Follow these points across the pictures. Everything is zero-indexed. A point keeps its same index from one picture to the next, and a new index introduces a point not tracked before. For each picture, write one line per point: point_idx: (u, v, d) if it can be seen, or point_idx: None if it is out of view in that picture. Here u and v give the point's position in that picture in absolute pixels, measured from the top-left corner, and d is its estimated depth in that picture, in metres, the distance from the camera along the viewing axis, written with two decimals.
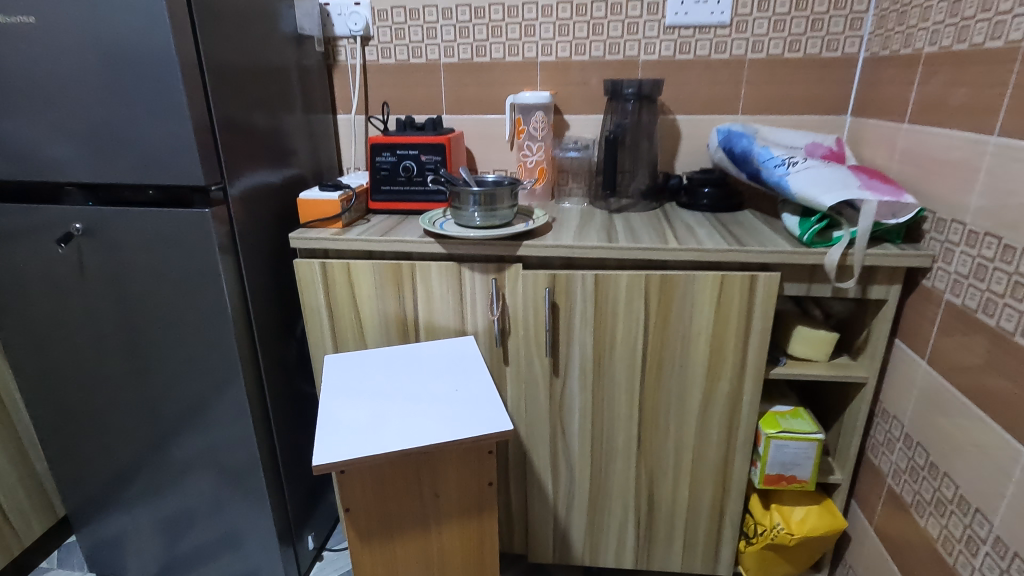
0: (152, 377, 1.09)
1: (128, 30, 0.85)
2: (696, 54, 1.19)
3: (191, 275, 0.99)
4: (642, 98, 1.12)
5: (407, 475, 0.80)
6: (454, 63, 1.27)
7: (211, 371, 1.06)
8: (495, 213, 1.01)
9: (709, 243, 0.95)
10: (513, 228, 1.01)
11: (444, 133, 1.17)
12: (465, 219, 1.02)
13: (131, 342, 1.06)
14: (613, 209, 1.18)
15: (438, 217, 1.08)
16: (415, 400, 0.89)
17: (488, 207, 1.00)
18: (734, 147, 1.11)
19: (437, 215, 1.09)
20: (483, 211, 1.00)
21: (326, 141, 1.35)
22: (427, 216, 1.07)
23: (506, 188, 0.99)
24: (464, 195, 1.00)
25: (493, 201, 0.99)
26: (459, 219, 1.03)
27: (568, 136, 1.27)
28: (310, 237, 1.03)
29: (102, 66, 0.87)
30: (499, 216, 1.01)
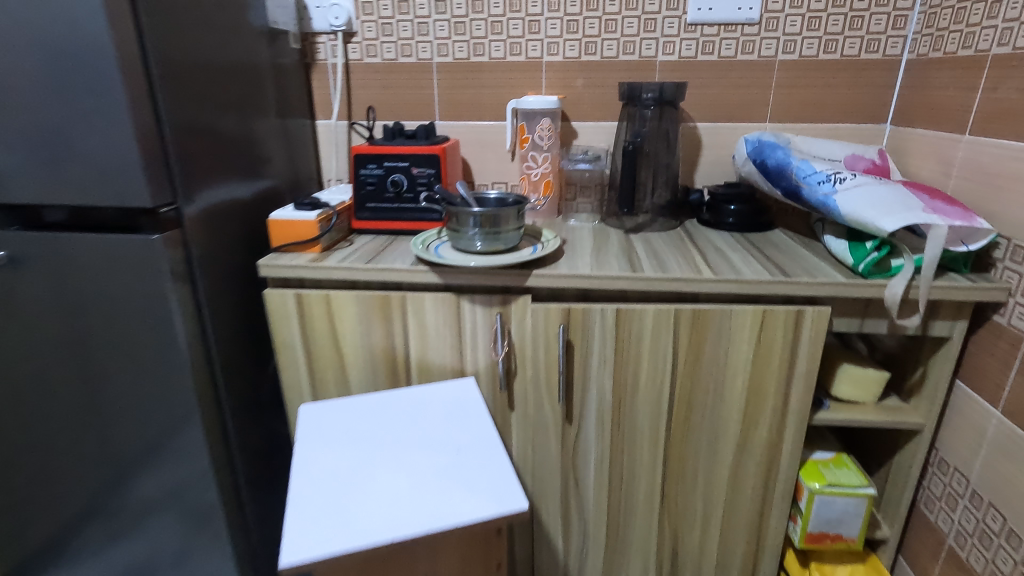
0: (94, 429, 0.92)
1: (52, 17, 0.69)
2: (721, 54, 1.06)
3: (138, 310, 0.83)
4: (663, 104, 0.99)
5: (399, 562, 0.66)
6: (449, 62, 1.13)
7: (164, 418, 0.90)
8: (499, 238, 0.87)
9: (749, 272, 0.82)
10: (520, 254, 0.87)
11: (438, 142, 1.03)
12: (464, 243, 0.88)
13: (66, 389, 0.89)
14: (629, 229, 1.05)
15: (431, 240, 0.94)
16: (404, 457, 0.75)
17: (491, 231, 0.86)
18: (767, 159, 0.98)
19: (431, 237, 0.95)
20: (486, 235, 0.86)
21: (304, 150, 1.20)
22: (419, 239, 0.93)
23: (512, 209, 0.85)
24: (463, 216, 0.86)
25: (497, 223, 0.86)
26: (456, 243, 0.89)
27: (576, 146, 1.14)
28: (282, 264, 0.89)
29: (23, 62, 0.71)
30: (504, 240, 0.88)
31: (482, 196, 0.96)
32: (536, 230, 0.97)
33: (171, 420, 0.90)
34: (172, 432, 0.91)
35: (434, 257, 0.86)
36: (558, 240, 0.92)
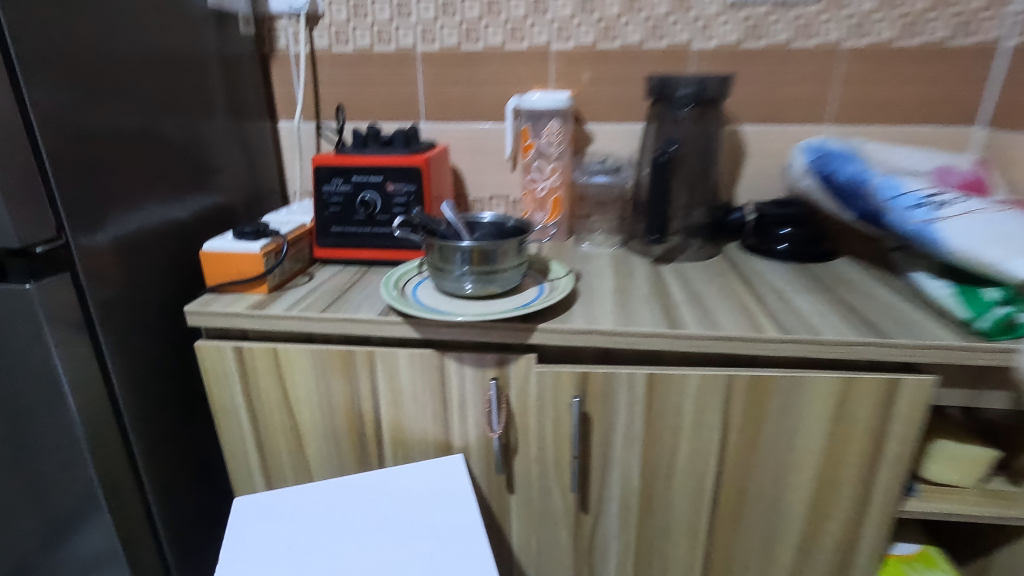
0: None
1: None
2: (772, 40, 0.85)
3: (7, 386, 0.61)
4: (703, 103, 0.79)
5: None
6: (435, 51, 0.92)
7: (43, 525, 0.67)
8: (496, 278, 0.67)
9: (826, 328, 0.62)
10: (523, 302, 0.67)
11: (420, 151, 0.82)
12: (450, 285, 0.68)
13: None
14: (657, 258, 0.85)
15: (410, 279, 0.74)
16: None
17: (485, 268, 0.66)
18: (835, 172, 0.77)
19: (410, 274, 0.76)
20: (478, 274, 0.66)
21: (264, 157, 1.00)
22: (394, 278, 0.74)
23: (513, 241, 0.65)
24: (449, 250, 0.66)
25: (492, 260, 0.66)
26: (440, 285, 0.69)
27: (591, 153, 0.93)
28: (216, 311, 0.69)
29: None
30: (501, 282, 0.68)
31: (473, 221, 0.76)
32: (542, 264, 0.77)
33: (53, 530, 0.67)
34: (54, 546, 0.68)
35: (411, 305, 0.66)
36: (573, 278, 0.72)
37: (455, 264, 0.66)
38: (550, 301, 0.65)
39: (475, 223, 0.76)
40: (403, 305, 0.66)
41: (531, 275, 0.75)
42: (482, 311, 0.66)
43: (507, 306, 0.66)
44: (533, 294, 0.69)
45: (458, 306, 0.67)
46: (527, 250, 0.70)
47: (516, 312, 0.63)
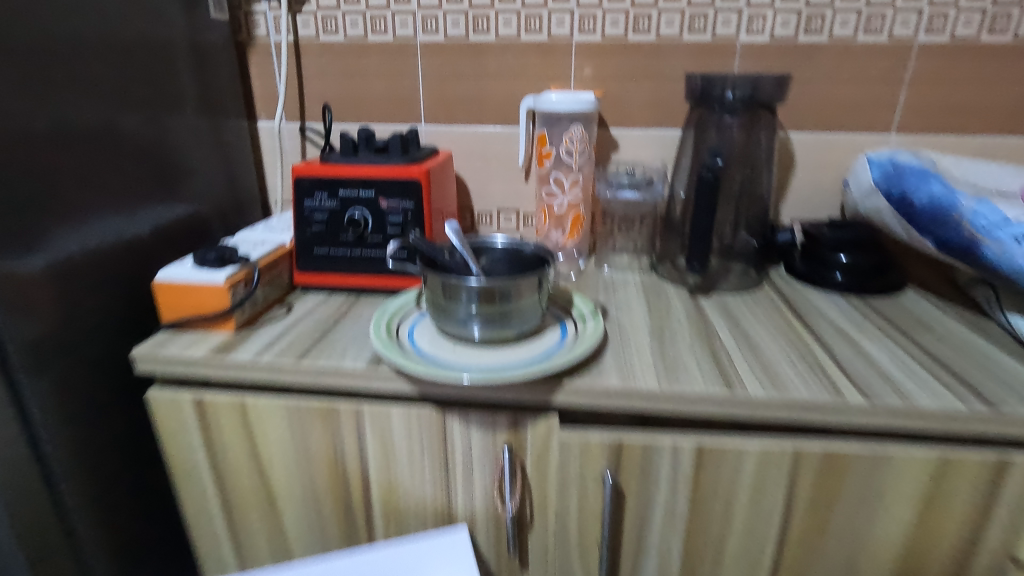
0: None
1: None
2: (833, 34, 0.73)
3: None
4: (754, 108, 0.66)
5: None
6: (438, 42, 0.80)
7: None
8: (509, 321, 0.55)
9: (919, 393, 0.51)
10: (542, 352, 0.55)
11: (420, 160, 0.70)
12: (453, 329, 0.57)
13: None
14: (694, 288, 0.73)
15: (408, 318, 0.63)
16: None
17: (496, 310, 0.55)
18: (910, 194, 0.65)
19: (408, 312, 0.64)
20: (488, 317, 0.55)
21: (244, 160, 0.88)
22: (389, 316, 0.62)
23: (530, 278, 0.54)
24: (453, 287, 0.54)
25: (505, 300, 0.54)
26: (443, 327, 0.58)
27: (616, 163, 0.81)
28: (170, 357, 0.57)
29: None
30: (516, 326, 0.56)
31: (482, 246, 0.64)
32: (565, 300, 0.65)
33: None
34: None
35: (406, 354, 0.54)
36: (602, 318, 0.60)
37: (459, 304, 0.55)
38: (577, 353, 0.53)
39: (483, 249, 0.64)
40: (395, 353, 0.54)
41: (552, 313, 0.63)
42: (493, 363, 0.54)
43: (523, 357, 0.55)
44: (555, 341, 0.57)
45: (464, 356, 0.55)
46: (548, 285, 0.58)
47: (534, 369, 0.51)
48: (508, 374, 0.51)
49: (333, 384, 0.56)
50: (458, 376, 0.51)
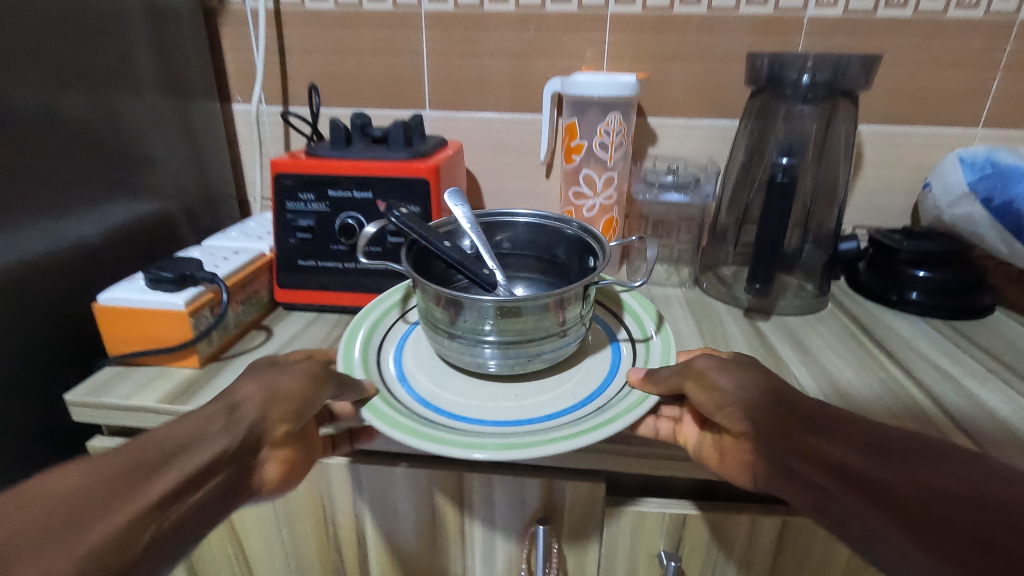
0: None
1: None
2: (919, 8, 0.61)
3: None
4: (833, 95, 0.55)
5: None
6: (446, 12, 0.67)
7: None
8: (535, 346, 0.43)
9: None
10: (583, 406, 0.42)
11: (426, 154, 0.58)
12: (457, 355, 0.44)
13: None
14: (749, 308, 0.62)
15: (391, 340, 0.50)
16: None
17: (521, 334, 0.41)
18: (1017, 202, 0.55)
19: (393, 332, 0.51)
20: (507, 342, 0.42)
21: (216, 149, 0.75)
22: (371, 334, 0.49)
23: (571, 289, 0.40)
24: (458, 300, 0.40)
25: (535, 318, 0.41)
26: (439, 345, 0.45)
27: (654, 159, 0.69)
28: (114, 404, 0.45)
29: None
30: (546, 349, 0.43)
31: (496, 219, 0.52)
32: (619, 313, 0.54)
33: None
34: None
35: (391, 404, 0.40)
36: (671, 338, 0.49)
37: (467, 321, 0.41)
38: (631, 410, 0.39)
39: (499, 222, 0.52)
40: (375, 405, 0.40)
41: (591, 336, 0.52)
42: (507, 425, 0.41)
43: (553, 417, 0.41)
44: (594, 388, 0.44)
45: (469, 409, 0.43)
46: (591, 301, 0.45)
47: (569, 437, 0.37)
48: (532, 442, 0.37)
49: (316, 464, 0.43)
50: (463, 443, 0.37)
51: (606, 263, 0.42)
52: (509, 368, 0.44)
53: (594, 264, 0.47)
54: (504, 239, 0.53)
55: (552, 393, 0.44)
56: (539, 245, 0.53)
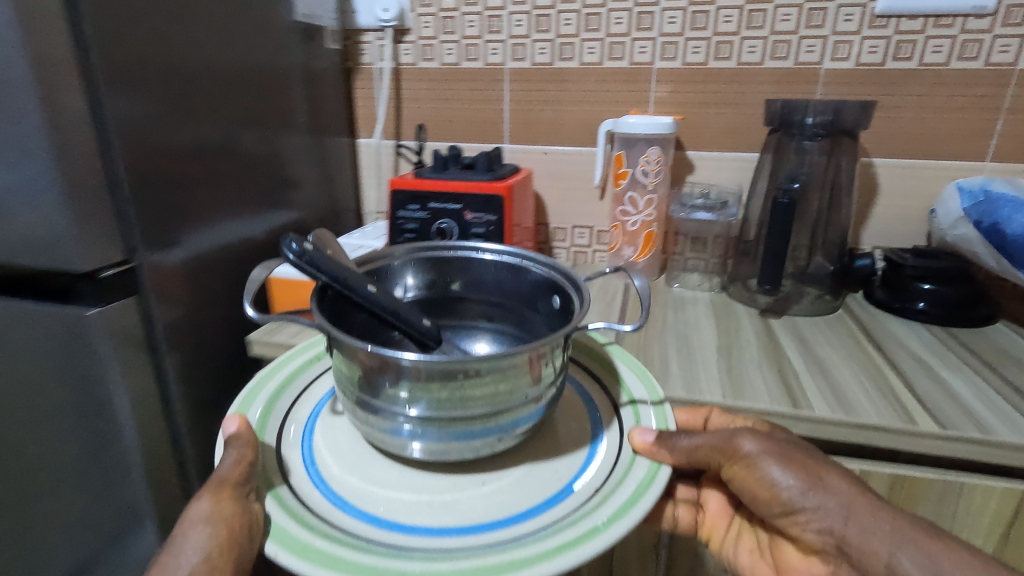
0: (24, 542, 0.70)
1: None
2: (923, 60, 0.72)
3: (69, 403, 0.60)
4: (836, 133, 0.67)
5: None
6: (525, 68, 0.85)
7: (94, 537, 0.66)
8: (500, 419, 0.40)
9: (998, 423, 0.49)
10: (556, 517, 0.39)
11: (503, 177, 0.76)
12: (377, 432, 0.42)
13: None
14: (765, 309, 0.73)
15: (292, 424, 0.49)
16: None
17: (483, 406, 0.39)
18: (1003, 224, 0.64)
19: (295, 415, 0.50)
20: (452, 419, 0.39)
21: (343, 173, 0.97)
22: (272, 422, 0.48)
23: (557, 334, 0.37)
24: (384, 369, 0.37)
25: (499, 384, 0.38)
26: (352, 414, 0.43)
27: (690, 185, 0.83)
28: (280, 344, 0.65)
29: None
30: (508, 425, 0.41)
31: (453, 257, 0.54)
32: (608, 380, 0.53)
33: (103, 542, 0.66)
34: (101, 560, 0.67)
35: (302, 524, 0.37)
36: (663, 402, 0.49)
37: (390, 390, 0.38)
38: (622, 519, 0.37)
39: (466, 258, 0.53)
40: (285, 533, 0.36)
41: (558, 423, 0.49)
42: (461, 538, 0.38)
43: (521, 529, 0.38)
44: (555, 497, 0.41)
45: (400, 513, 0.40)
46: (563, 366, 0.43)
47: (551, 555, 0.34)
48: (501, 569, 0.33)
49: None
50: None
51: (583, 311, 0.40)
52: (435, 454, 0.41)
53: (560, 302, 0.48)
54: (469, 277, 0.54)
55: (508, 499, 0.41)
56: (504, 285, 0.54)
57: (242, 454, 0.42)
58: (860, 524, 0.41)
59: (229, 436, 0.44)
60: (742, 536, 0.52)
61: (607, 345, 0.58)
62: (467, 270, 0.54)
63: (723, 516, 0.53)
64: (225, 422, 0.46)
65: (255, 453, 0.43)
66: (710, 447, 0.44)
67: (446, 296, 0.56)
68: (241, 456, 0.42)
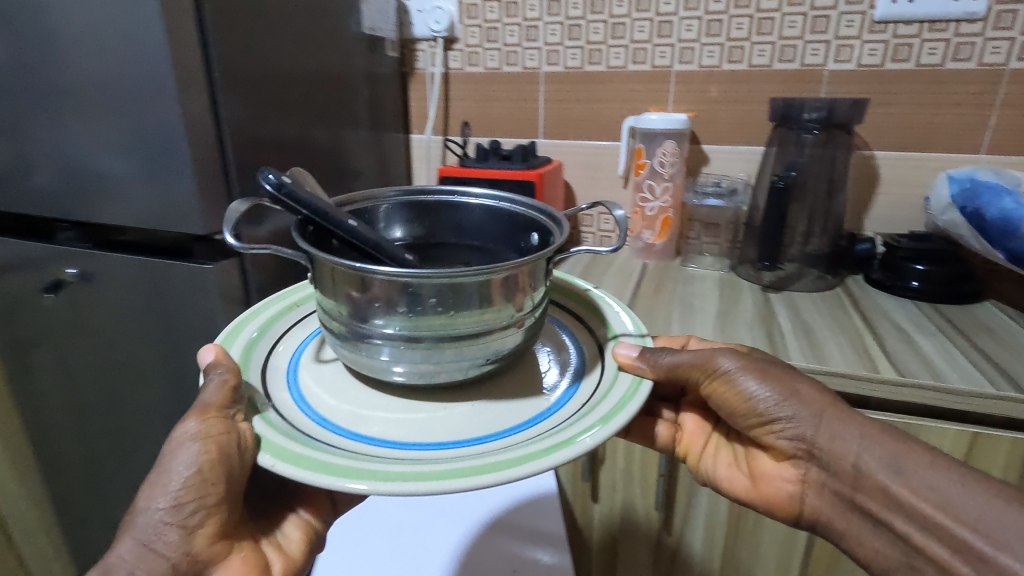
0: None
1: (113, 17, 0.61)
2: (920, 62, 0.79)
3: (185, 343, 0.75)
4: (831, 127, 0.76)
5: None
6: (558, 72, 0.97)
7: None
8: (488, 342, 0.44)
9: (952, 374, 0.58)
10: (539, 435, 0.41)
11: (535, 166, 0.87)
12: (367, 361, 0.45)
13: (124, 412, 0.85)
14: (767, 285, 0.82)
15: (276, 358, 0.52)
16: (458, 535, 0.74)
17: (469, 328, 0.43)
18: (983, 209, 0.70)
19: (277, 359, 0.52)
20: (441, 341, 0.42)
21: (397, 165, 1.10)
22: (256, 357, 0.51)
23: (537, 254, 0.41)
24: (377, 293, 0.41)
25: (485, 306, 0.42)
26: (343, 348, 0.46)
27: (705, 175, 0.92)
28: None
29: (88, 68, 0.65)
30: (491, 348, 0.45)
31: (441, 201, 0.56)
32: (594, 322, 0.57)
33: None
34: None
35: (299, 443, 0.39)
36: (645, 334, 0.54)
37: (383, 313, 0.42)
38: (600, 427, 0.39)
39: (456, 202, 0.56)
40: (281, 446, 0.38)
41: (535, 373, 0.52)
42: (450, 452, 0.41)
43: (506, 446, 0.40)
44: (535, 424, 0.44)
45: (391, 435, 0.43)
46: (541, 302, 0.48)
47: (539, 455, 0.37)
48: (493, 467, 0.36)
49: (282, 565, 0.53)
50: (395, 478, 0.35)
51: (561, 236, 0.44)
52: (418, 376, 0.45)
53: (537, 238, 0.51)
54: (454, 222, 0.57)
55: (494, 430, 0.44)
56: (489, 231, 0.56)
57: (226, 377, 0.45)
58: (828, 428, 0.49)
59: (208, 362, 0.47)
60: (719, 450, 0.61)
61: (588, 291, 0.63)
62: (453, 214, 0.57)
63: (701, 433, 0.63)
64: (202, 353, 0.49)
65: (237, 378, 0.46)
66: (693, 363, 0.51)
67: (428, 245, 0.57)
68: (225, 379, 0.45)
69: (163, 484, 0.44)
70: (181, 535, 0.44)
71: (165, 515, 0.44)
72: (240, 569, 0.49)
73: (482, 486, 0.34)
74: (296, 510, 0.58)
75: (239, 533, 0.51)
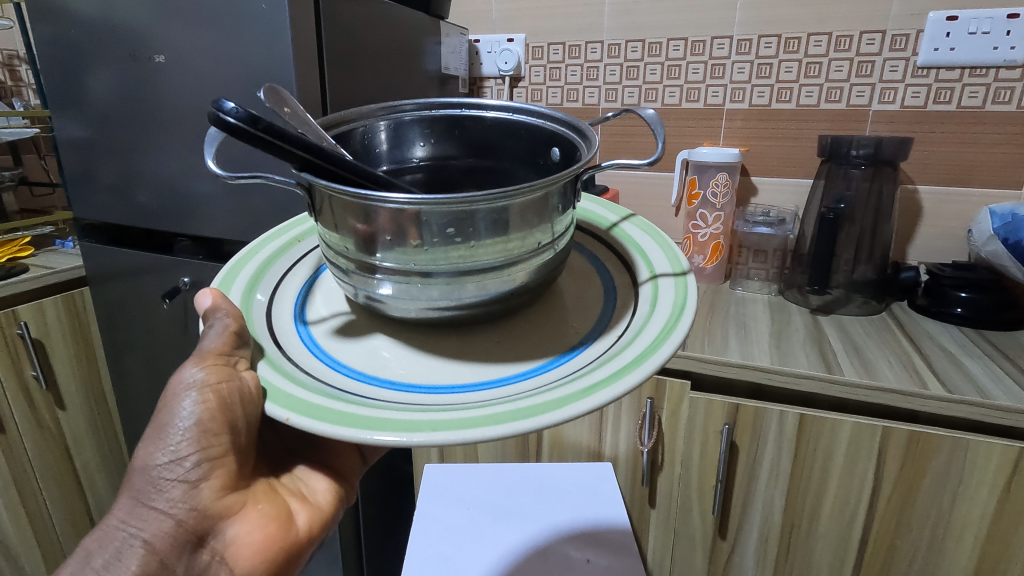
0: None
1: (242, 58, 0.71)
2: (961, 104, 0.85)
3: None
4: (878, 164, 0.81)
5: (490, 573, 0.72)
6: (616, 108, 1.05)
7: None
8: (510, 274, 0.39)
9: (999, 393, 0.62)
10: (583, 369, 0.37)
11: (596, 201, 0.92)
12: (378, 301, 0.40)
13: None
14: (815, 308, 0.87)
15: (288, 283, 0.47)
16: (488, 554, 0.75)
17: (492, 260, 0.37)
18: None
19: (281, 296, 0.46)
20: (459, 274, 0.37)
21: None
22: (260, 295, 0.45)
23: (558, 176, 0.35)
24: (382, 224, 0.35)
25: (507, 235, 0.36)
26: (351, 287, 0.41)
27: (755, 205, 0.99)
28: None
29: (212, 99, 0.74)
30: (511, 282, 0.39)
31: (449, 116, 0.50)
32: (619, 243, 0.51)
33: None
34: None
35: (312, 391, 0.35)
36: (686, 273, 0.44)
37: (393, 248, 0.36)
38: (639, 364, 0.35)
39: (466, 117, 0.50)
40: (291, 397, 0.34)
41: (566, 303, 0.47)
42: (485, 399, 0.36)
43: (538, 388, 0.36)
44: (567, 361, 0.39)
45: (414, 380, 0.39)
46: (568, 228, 0.42)
47: (575, 398, 0.32)
48: (526, 412, 0.31)
49: (279, 501, 0.53)
50: (421, 428, 0.31)
51: (590, 154, 0.38)
52: (437, 313, 0.40)
53: (558, 151, 0.46)
54: (469, 135, 0.51)
55: (520, 370, 0.40)
56: (510, 146, 0.51)
57: (228, 323, 0.43)
58: None
59: (208, 309, 0.43)
60: None
61: (611, 227, 0.53)
62: (464, 131, 0.51)
63: None
64: (199, 298, 0.45)
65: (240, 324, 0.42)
66: None
67: (445, 167, 0.52)
68: (227, 325, 0.43)
69: (162, 439, 0.46)
70: (185, 489, 0.46)
71: (167, 471, 0.46)
72: (258, 521, 0.50)
73: (518, 433, 0.30)
74: (303, 463, 0.59)
75: (248, 486, 0.51)
